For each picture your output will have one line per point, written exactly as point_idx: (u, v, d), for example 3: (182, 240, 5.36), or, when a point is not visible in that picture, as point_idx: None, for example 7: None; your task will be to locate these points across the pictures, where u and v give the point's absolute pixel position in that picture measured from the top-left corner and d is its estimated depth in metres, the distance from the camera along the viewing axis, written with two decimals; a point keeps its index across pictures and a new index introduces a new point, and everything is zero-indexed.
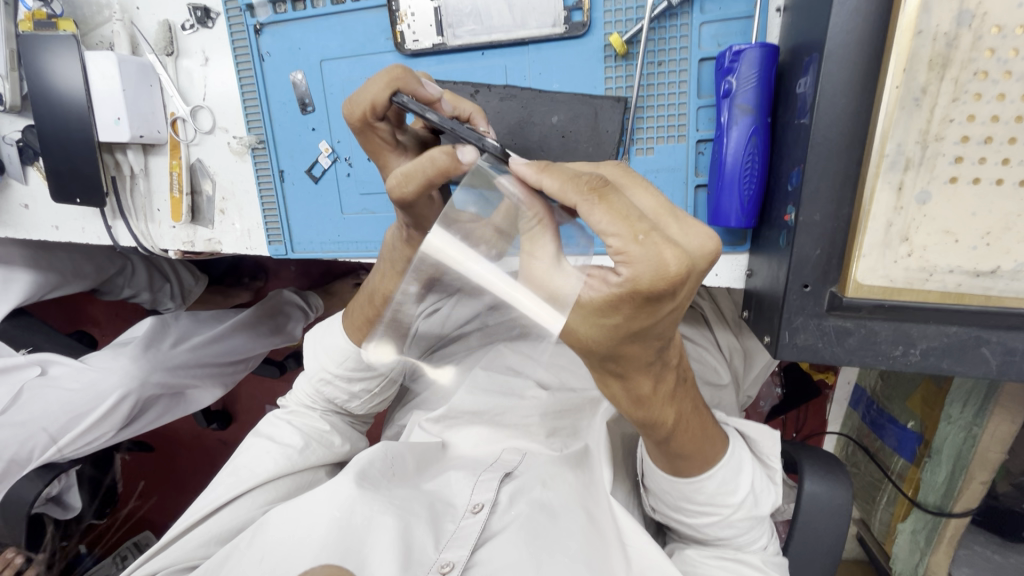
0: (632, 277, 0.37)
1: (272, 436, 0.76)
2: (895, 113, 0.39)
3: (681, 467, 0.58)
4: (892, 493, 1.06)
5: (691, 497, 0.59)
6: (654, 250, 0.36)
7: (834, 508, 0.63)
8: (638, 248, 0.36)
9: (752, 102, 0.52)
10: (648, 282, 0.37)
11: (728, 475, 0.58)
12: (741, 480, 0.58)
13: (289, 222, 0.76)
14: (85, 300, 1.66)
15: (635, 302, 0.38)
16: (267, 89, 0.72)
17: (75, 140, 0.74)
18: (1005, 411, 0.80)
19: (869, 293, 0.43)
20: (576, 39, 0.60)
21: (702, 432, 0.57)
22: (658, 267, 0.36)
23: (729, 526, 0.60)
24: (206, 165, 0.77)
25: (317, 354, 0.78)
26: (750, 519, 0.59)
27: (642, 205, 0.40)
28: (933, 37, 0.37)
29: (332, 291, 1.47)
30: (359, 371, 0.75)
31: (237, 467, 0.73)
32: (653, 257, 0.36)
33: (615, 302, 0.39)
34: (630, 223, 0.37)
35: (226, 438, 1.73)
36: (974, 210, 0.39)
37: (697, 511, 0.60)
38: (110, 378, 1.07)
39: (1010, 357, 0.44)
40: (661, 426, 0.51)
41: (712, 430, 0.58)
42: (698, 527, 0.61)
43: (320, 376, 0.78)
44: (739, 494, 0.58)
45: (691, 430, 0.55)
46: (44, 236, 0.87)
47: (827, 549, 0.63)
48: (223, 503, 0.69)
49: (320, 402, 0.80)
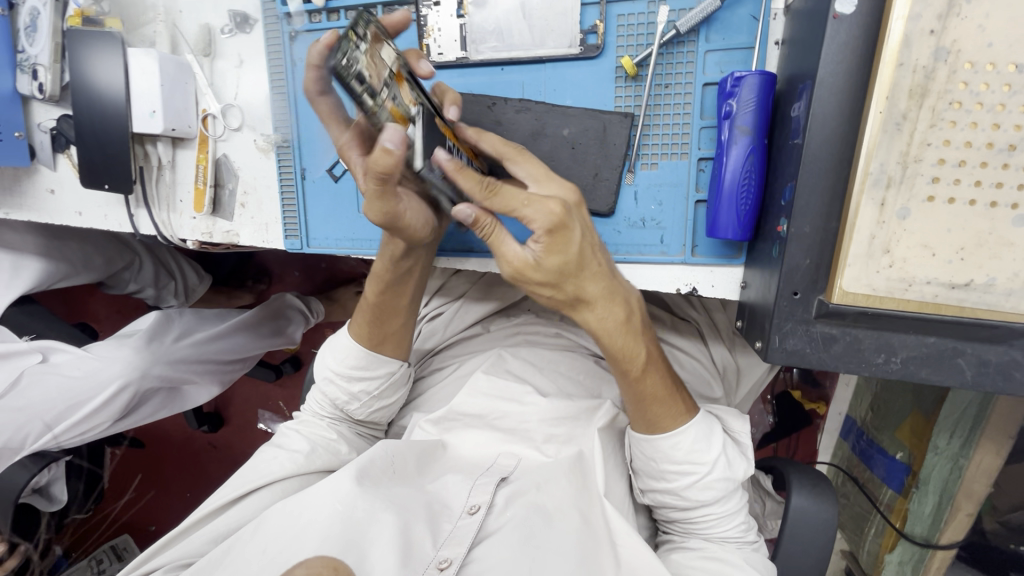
0: (543, 221, 0.47)
1: (281, 442, 0.78)
2: (878, 136, 0.43)
3: (655, 419, 0.63)
4: (880, 524, 1.07)
5: (670, 455, 0.63)
6: (542, 206, 0.47)
7: (820, 522, 0.65)
8: (530, 209, 0.47)
9: (751, 124, 0.56)
10: (556, 223, 0.47)
11: (700, 433, 0.63)
12: (713, 442, 0.63)
13: (306, 218, 0.80)
14: (87, 296, 1.68)
15: (555, 243, 0.48)
16: (296, 91, 0.76)
17: (109, 129, 0.78)
18: (992, 443, 0.83)
19: (853, 300, 0.47)
20: (590, 60, 0.65)
21: (668, 386, 0.63)
22: (550, 215, 0.47)
23: (708, 490, 0.64)
24: (231, 160, 0.81)
25: (324, 355, 0.81)
26: (726, 481, 0.63)
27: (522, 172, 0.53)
28: (913, 69, 0.41)
29: (334, 298, 1.50)
30: (359, 370, 0.78)
31: (244, 470, 0.75)
32: (543, 210, 0.47)
33: (551, 249, 0.48)
34: (517, 195, 0.48)
35: (217, 441, 1.73)
36: (949, 226, 0.43)
37: (678, 474, 0.64)
38: (111, 367, 1.08)
39: (983, 368, 0.48)
40: (630, 360, 0.59)
41: (684, 392, 0.65)
42: (681, 493, 0.64)
43: (323, 375, 0.81)
44: (712, 453, 0.63)
45: (656, 384, 0.62)
46: (67, 222, 0.90)
47: (812, 561, 0.65)
48: (230, 501, 0.70)
49: (328, 409, 0.82)
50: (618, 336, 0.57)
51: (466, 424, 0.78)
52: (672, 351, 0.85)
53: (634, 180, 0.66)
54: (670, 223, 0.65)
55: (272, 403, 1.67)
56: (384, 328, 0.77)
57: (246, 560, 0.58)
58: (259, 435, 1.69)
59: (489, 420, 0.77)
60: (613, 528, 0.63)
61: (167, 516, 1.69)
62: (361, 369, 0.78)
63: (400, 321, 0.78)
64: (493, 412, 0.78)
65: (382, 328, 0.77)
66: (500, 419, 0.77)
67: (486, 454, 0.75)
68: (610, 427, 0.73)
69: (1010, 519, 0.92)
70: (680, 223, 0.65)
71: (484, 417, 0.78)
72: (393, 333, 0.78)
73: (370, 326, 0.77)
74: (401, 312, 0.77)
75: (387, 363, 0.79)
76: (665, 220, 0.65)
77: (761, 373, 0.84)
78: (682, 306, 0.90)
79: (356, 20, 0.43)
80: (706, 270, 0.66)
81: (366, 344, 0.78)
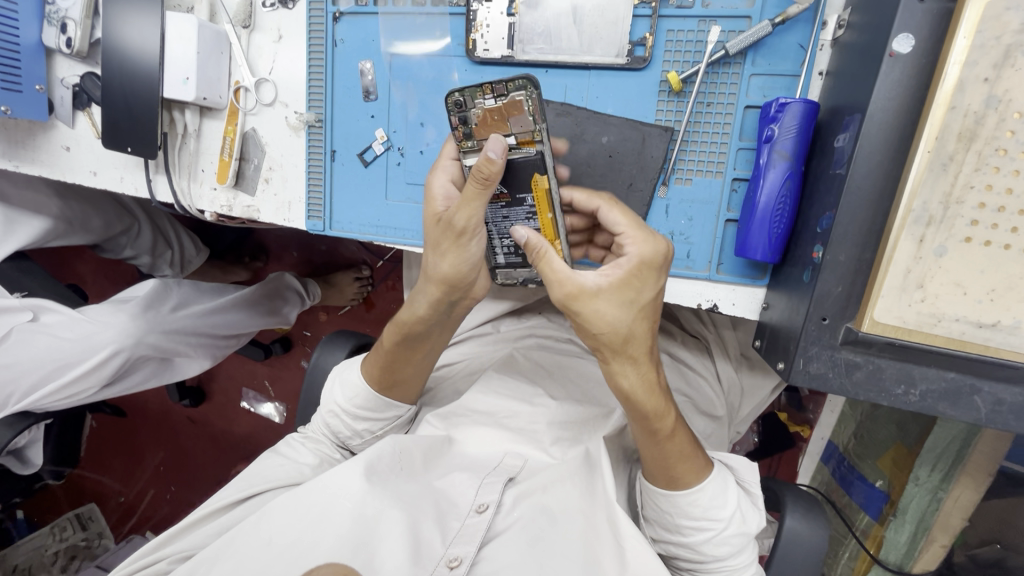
0: (638, 253, 0.54)
1: (285, 451, 0.76)
2: (924, 174, 0.44)
3: (677, 476, 0.61)
4: (854, 548, 1.08)
5: (688, 512, 0.61)
6: (641, 243, 0.54)
7: (811, 547, 0.64)
8: (632, 241, 0.54)
9: (790, 150, 0.58)
10: (644, 263, 0.53)
11: (718, 491, 0.61)
12: (729, 497, 0.61)
13: (332, 199, 0.79)
14: (74, 259, 1.64)
15: (635, 279, 0.53)
16: (334, 74, 0.76)
17: (138, 90, 0.76)
18: (970, 479, 0.87)
19: (882, 330, 0.48)
20: (635, 71, 0.65)
21: (690, 449, 0.61)
22: (649, 255, 0.54)
23: (724, 544, 0.62)
24: (259, 134, 0.80)
25: (331, 386, 0.76)
26: (742, 535, 0.62)
27: (614, 218, 0.57)
28: (964, 113, 0.43)
29: (331, 282, 1.42)
30: (367, 411, 0.74)
31: (249, 475, 0.73)
32: (647, 244, 0.54)
33: (627, 282, 0.53)
34: (628, 228, 0.55)
35: (195, 416, 1.64)
36: (983, 268, 0.45)
37: (694, 529, 0.62)
38: (105, 332, 1.00)
39: (998, 406, 0.49)
40: (656, 422, 0.58)
41: (699, 456, 0.62)
42: (695, 546, 0.62)
43: (327, 407, 0.75)
44: (728, 508, 0.61)
45: (675, 448, 0.60)
46: (81, 180, 0.87)
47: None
48: (234, 504, 0.68)
49: (328, 436, 0.78)
50: (641, 397, 0.57)
51: (475, 422, 0.75)
52: (677, 363, 0.87)
53: (666, 194, 0.66)
54: (697, 239, 0.66)
55: (259, 383, 1.58)
56: (394, 374, 0.72)
57: (251, 555, 0.57)
58: (243, 414, 1.61)
59: (499, 419, 0.75)
60: (621, 534, 0.60)
61: (134, 487, 1.65)
62: (368, 411, 0.74)
63: (410, 371, 0.72)
64: (503, 411, 0.76)
65: (392, 375, 0.71)
66: (509, 419, 0.75)
67: (491, 453, 0.72)
68: (615, 439, 0.73)
69: (978, 553, 0.91)
70: (708, 241, 0.66)
71: (494, 416, 0.75)
72: (403, 378, 0.73)
73: (380, 370, 0.71)
74: (412, 364, 0.71)
75: (396, 409, 0.76)
76: (693, 236, 0.66)
77: (766, 393, 0.85)
78: (693, 321, 0.89)
79: (501, 82, 0.51)
80: (728, 288, 0.67)
81: (373, 386, 0.72)
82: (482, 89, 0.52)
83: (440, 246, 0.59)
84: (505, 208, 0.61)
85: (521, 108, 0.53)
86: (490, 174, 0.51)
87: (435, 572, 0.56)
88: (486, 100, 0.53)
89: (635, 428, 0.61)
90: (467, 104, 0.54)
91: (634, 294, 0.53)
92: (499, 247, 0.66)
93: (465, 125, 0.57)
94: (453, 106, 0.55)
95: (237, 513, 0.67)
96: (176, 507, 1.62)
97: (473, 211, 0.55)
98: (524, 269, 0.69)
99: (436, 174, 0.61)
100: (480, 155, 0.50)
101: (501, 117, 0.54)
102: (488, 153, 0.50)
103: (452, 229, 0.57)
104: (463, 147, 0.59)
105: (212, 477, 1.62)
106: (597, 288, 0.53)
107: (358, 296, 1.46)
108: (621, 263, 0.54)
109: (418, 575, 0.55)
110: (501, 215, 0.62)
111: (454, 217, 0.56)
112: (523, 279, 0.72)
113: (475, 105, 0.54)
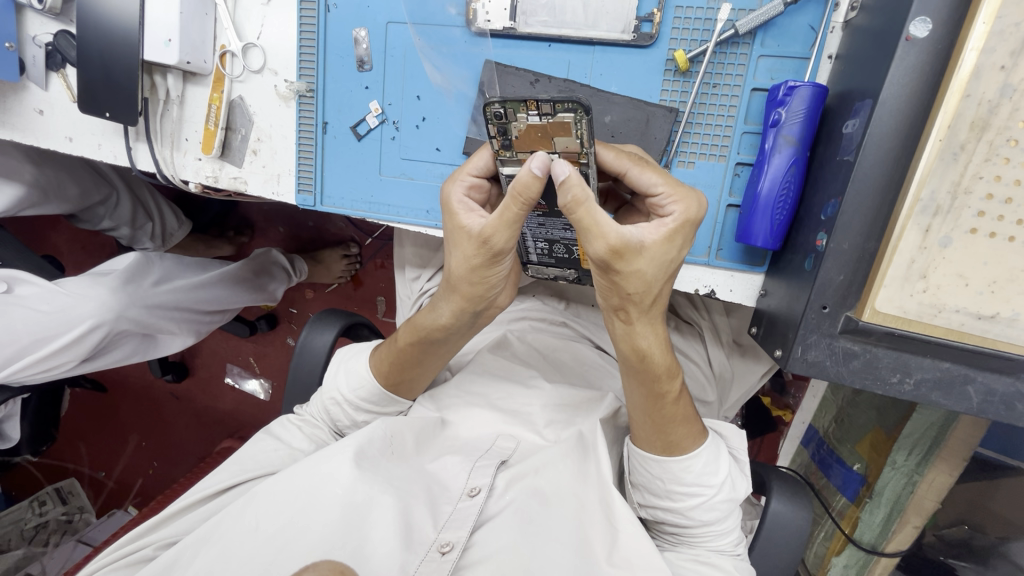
0: (683, 212, 0.52)
1: (279, 434, 0.74)
2: (934, 163, 0.43)
3: (674, 441, 0.61)
4: (829, 527, 1.07)
5: (680, 477, 0.61)
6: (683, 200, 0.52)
7: (794, 531, 0.62)
8: (672, 198, 0.53)
9: (796, 135, 0.57)
10: (688, 222, 0.52)
11: (711, 457, 0.61)
12: (721, 463, 0.62)
13: (323, 173, 0.76)
14: (49, 229, 1.58)
15: (676, 237, 0.52)
16: (326, 42, 0.73)
17: (117, 50, 0.72)
18: (945, 464, 0.86)
19: (883, 320, 0.48)
20: (641, 48, 0.63)
21: (685, 415, 0.62)
22: (688, 213, 0.52)
23: (711, 510, 0.62)
24: (246, 103, 0.76)
25: (336, 374, 0.75)
26: (730, 501, 0.62)
27: (650, 179, 0.53)
28: (978, 101, 0.42)
29: (319, 259, 1.38)
30: (370, 403, 0.74)
31: (241, 456, 0.71)
32: (690, 202, 0.52)
33: (671, 238, 0.52)
34: (666, 184, 0.53)
35: (178, 392, 1.61)
36: (986, 260, 0.45)
37: (684, 495, 0.62)
38: (84, 306, 0.96)
39: (988, 396, 0.50)
40: (664, 383, 0.59)
41: (695, 422, 0.63)
42: (684, 511, 0.62)
43: (328, 395, 0.74)
44: (720, 474, 0.61)
45: (669, 411, 0.60)
46: (56, 147, 0.83)
47: (784, 565, 0.63)
48: (223, 488, 0.67)
49: (325, 421, 0.76)
50: (657, 355, 0.58)
51: (469, 404, 0.74)
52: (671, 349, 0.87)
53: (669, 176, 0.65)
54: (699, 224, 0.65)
55: (245, 359, 1.56)
56: (402, 375, 0.72)
57: (239, 545, 0.56)
58: (227, 389, 1.59)
59: (494, 402, 0.74)
60: (613, 513, 0.60)
61: (115, 463, 1.63)
62: (371, 403, 0.74)
63: (418, 372, 0.72)
64: (497, 395, 0.75)
65: (400, 374, 0.72)
66: (504, 401, 0.74)
67: (484, 434, 0.72)
68: (612, 420, 0.71)
69: (946, 533, 0.94)
70: (709, 226, 0.65)
71: (489, 398, 0.75)
72: (410, 378, 0.73)
73: (388, 368, 0.71)
74: (421, 365, 0.71)
75: (396, 403, 0.76)
76: None
77: (756, 378, 0.85)
78: (688, 308, 0.89)
79: (553, 101, 0.47)
80: (726, 274, 0.66)
81: (382, 382, 0.73)
82: (528, 105, 0.48)
83: (471, 260, 0.58)
84: (542, 216, 0.63)
85: (570, 130, 0.49)
86: (527, 188, 0.49)
87: (427, 557, 0.56)
88: (532, 117, 0.49)
89: (640, 391, 0.61)
90: (509, 117, 0.50)
91: (673, 251, 0.52)
92: (532, 247, 0.71)
93: (504, 136, 0.53)
94: (493, 116, 0.50)
95: (225, 500, 0.67)
96: (159, 481, 1.61)
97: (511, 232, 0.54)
98: (556, 269, 0.74)
99: (453, 186, 0.59)
100: (524, 172, 0.49)
101: (545, 134, 0.52)
102: (532, 169, 0.49)
103: (489, 249, 0.56)
104: (500, 156, 0.56)
105: (196, 452, 1.60)
106: (643, 242, 0.51)
107: (346, 273, 1.43)
108: (664, 220, 0.52)
109: (408, 559, 0.55)
110: (538, 223, 0.65)
111: (491, 238, 0.55)
112: (554, 276, 0.77)
113: (518, 120, 0.50)
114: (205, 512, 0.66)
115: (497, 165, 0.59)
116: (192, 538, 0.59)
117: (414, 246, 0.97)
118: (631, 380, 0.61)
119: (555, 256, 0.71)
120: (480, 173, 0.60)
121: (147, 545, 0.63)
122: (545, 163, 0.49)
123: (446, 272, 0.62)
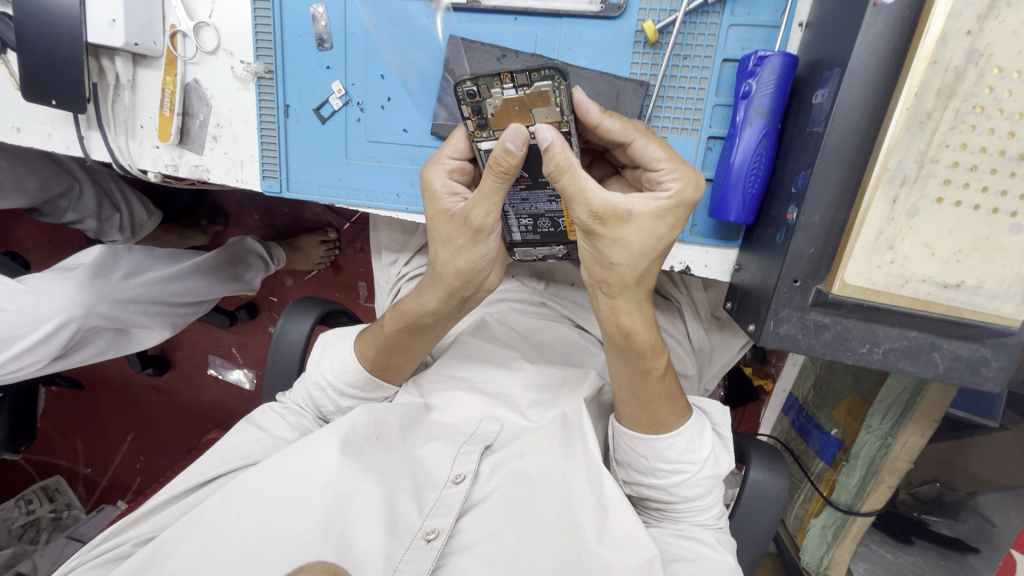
0: (679, 192, 0.53)
1: (261, 422, 0.73)
2: (902, 132, 0.43)
3: (660, 420, 0.62)
4: (808, 490, 1.09)
5: (664, 455, 0.62)
6: (687, 181, 0.53)
7: (771, 496, 0.63)
8: (678, 176, 0.53)
9: (767, 106, 0.55)
10: (683, 202, 0.53)
11: (694, 435, 0.62)
12: (704, 441, 0.63)
13: (287, 158, 0.74)
14: (9, 224, 1.52)
15: (669, 214, 0.52)
16: (283, 21, 0.69)
17: (58, 33, 0.68)
18: (918, 425, 0.85)
19: (852, 292, 0.48)
20: (609, 20, 0.62)
21: (669, 394, 0.62)
22: (683, 194, 0.53)
23: (695, 486, 0.63)
24: (202, 87, 0.73)
25: (321, 359, 0.74)
26: (713, 477, 0.63)
27: (653, 153, 0.53)
28: (945, 67, 0.41)
29: (296, 246, 1.35)
30: (356, 388, 0.73)
31: (220, 447, 0.70)
32: (689, 182, 0.53)
33: (662, 215, 0.52)
34: (673, 159, 0.53)
35: (159, 385, 1.59)
36: (952, 229, 0.45)
37: (668, 471, 0.63)
38: (50, 303, 0.93)
39: (955, 362, 0.52)
40: (648, 361, 0.60)
41: (679, 401, 0.63)
42: (666, 488, 0.63)
43: (313, 380, 0.73)
44: (703, 451, 0.62)
45: (653, 390, 0.61)
46: (3, 138, 0.79)
47: (761, 529, 0.64)
48: (204, 481, 0.66)
49: (310, 408, 0.75)
50: (640, 334, 0.58)
51: (451, 386, 0.74)
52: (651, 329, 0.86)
53: None
54: None
55: (226, 350, 1.53)
56: (390, 359, 0.71)
57: (223, 542, 0.55)
58: (211, 381, 1.56)
59: (475, 383, 0.74)
60: (604, 493, 0.62)
61: (98, 459, 1.61)
62: (357, 388, 0.73)
63: (406, 356, 0.72)
64: (479, 376, 0.75)
65: (387, 358, 0.70)
66: (486, 385, 0.74)
67: (469, 417, 0.71)
68: (595, 399, 0.71)
69: (920, 491, 0.99)
70: None
71: (471, 380, 0.75)
72: (398, 363, 0.72)
73: (375, 352, 0.70)
74: (410, 350, 0.71)
75: (382, 389, 0.75)
76: None
77: (734, 351, 0.86)
78: (668, 284, 0.88)
79: (528, 73, 0.48)
80: (699, 249, 0.66)
81: (367, 366, 0.72)
82: (501, 78, 0.48)
83: (455, 242, 0.58)
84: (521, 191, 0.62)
85: (548, 99, 0.50)
86: (508, 165, 0.49)
87: (412, 545, 0.56)
88: (507, 91, 0.50)
89: (625, 368, 0.61)
90: (482, 94, 0.50)
91: (661, 230, 0.53)
92: (515, 225, 0.68)
93: (479, 115, 0.53)
94: (466, 96, 0.51)
95: (206, 492, 0.66)
96: (148, 475, 1.59)
97: (490, 206, 0.54)
98: (545, 246, 0.71)
99: (434, 171, 0.58)
100: (497, 145, 0.48)
101: (522, 108, 0.52)
102: (506, 144, 0.47)
103: (471, 226, 0.56)
104: (476, 136, 0.56)
105: (182, 444, 1.59)
106: (633, 217, 0.51)
107: (324, 260, 1.40)
108: (659, 196, 0.52)
109: (394, 548, 0.55)
110: (520, 197, 0.63)
111: (471, 215, 0.55)
112: (543, 255, 0.74)
113: (492, 96, 0.51)
114: (186, 506, 0.65)
115: (473, 144, 0.58)
116: (171, 534, 0.57)
117: (388, 230, 0.95)
118: (616, 358, 0.61)
119: (540, 232, 0.69)
120: (460, 155, 0.59)
121: (125, 541, 0.62)
122: (519, 133, 0.47)
123: (434, 259, 0.61)
